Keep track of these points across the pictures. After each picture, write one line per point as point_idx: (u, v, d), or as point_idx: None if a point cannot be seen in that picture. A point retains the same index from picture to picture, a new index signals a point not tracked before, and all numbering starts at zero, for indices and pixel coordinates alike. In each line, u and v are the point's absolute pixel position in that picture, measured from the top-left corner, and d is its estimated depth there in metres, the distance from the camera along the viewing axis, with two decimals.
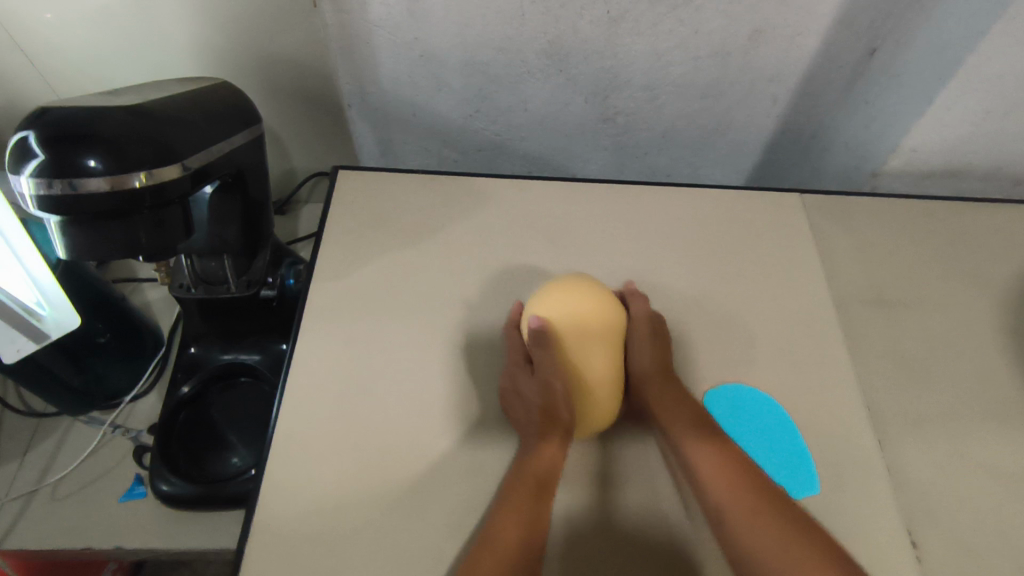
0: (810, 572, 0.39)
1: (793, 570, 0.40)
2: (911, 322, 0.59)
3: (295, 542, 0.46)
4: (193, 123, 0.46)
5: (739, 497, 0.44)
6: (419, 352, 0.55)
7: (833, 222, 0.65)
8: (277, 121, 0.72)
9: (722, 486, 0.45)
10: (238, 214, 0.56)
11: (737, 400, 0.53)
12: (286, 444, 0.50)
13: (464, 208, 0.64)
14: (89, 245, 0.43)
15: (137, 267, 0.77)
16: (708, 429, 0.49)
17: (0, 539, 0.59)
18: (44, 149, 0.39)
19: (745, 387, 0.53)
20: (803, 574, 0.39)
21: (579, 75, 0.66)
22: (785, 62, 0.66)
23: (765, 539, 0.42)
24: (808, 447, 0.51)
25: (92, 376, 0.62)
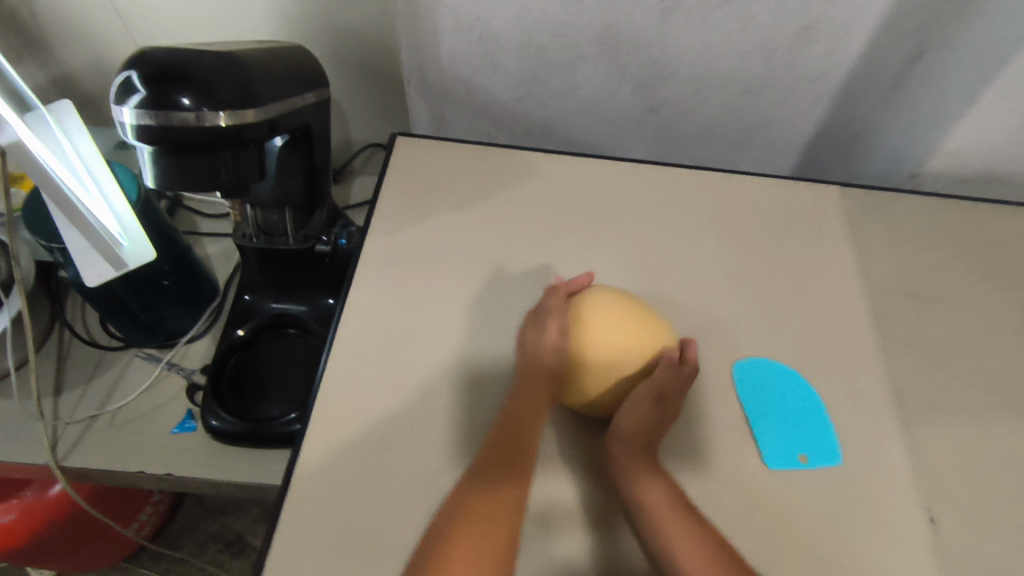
0: None
1: None
2: (943, 317, 0.60)
3: (337, 469, 0.49)
4: (273, 75, 0.50)
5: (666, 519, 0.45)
6: (462, 307, 0.58)
7: (870, 217, 0.66)
8: (341, 89, 0.78)
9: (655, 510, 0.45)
10: (302, 169, 0.59)
11: (755, 370, 0.55)
12: (333, 381, 0.53)
13: (512, 180, 0.67)
14: (175, 176, 0.47)
15: (199, 222, 0.83)
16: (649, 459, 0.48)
17: (62, 456, 0.64)
18: (145, 84, 0.43)
19: (756, 361, 0.55)
20: None
21: (629, 63, 0.69)
22: (834, 61, 0.66)
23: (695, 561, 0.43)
24: (826, 408, 0.53)
25: (155, 313, 0.68)
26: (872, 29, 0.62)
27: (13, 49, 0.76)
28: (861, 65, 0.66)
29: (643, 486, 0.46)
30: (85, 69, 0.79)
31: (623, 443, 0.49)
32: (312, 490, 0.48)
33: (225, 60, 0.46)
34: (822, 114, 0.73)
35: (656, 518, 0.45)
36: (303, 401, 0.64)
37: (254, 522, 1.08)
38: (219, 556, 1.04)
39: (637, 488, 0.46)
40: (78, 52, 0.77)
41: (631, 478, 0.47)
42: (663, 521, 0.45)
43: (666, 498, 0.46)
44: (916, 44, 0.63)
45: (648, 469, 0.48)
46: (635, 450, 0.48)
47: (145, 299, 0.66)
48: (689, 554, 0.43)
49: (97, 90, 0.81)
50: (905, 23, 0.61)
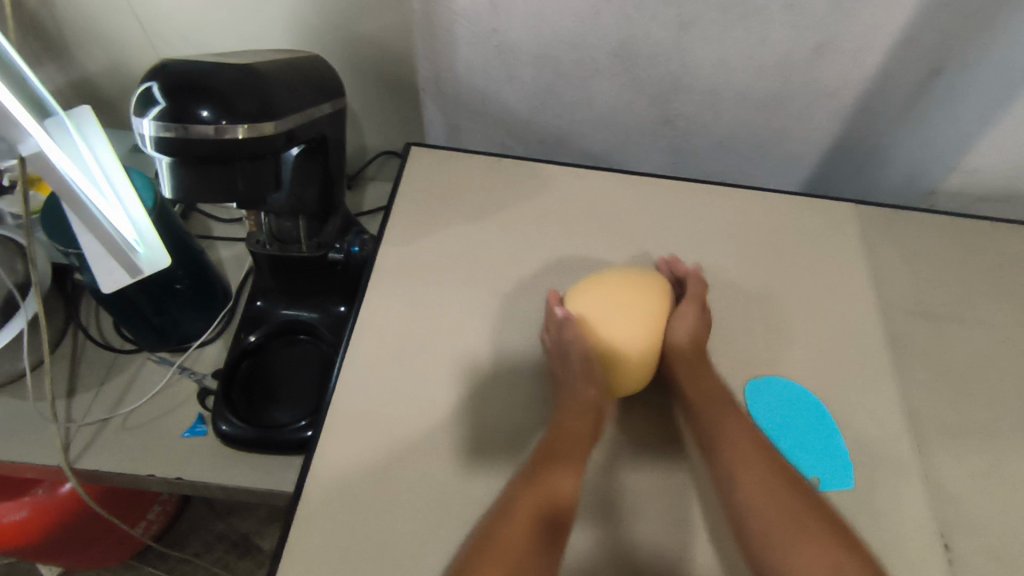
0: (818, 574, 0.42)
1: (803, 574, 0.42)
2: (959, 339, 0.59)
3: (350, 479, 0.49)
4: (291, 87, 0.50)
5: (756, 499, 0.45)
6: (474, 319, 0.58)
7: (885, 235, 0.65)
8: (356, 97, 0.78)
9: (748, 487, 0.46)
10: (318, 177, 0.59)
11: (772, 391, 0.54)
12: (345, 391, 0.53)
13: (526, 191, 0.67)
14: (192, 186, 0.48)
15: (213, 226, 0.83)
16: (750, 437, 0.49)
17: (75, 458, 0.64)
18: (165, 97, 0.43)
19: (761, 378, 0.55)
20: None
21: (645, 76, 0.69)
22: (851, 78, 0.66)
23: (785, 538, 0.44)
24: (841, 430, 0.53)
25: (168, 317, 0.68)
26: (891, 46, 0.62)
27: (34, 52, 0.77)
28: (880, 81, 0.66)
29: (714, 418, 0.50)
30: (104, 73, 0.79)
31: (697, 376, 0.53)
32: (323, 500, 0.48)
33: (246, 72, 0.46)
34: (838, 130, 0.72)
35: (727, 450, 0.49)
36: (313, 408, 0.64)
37: (260, 523, 1.08)
38: (225, 557, 1.05)
39: (707, 421, 0.50)
40: (97, 57, 0.77)
41: (705, 410, 0.51)
42: (733, 453, 0.48)
43: (742, 431, 0.49)
44: (935, 62, 0.62)
45: (723, 405, 0.51)
46: (707, 386, 0.52)
47: (159, 303, 0.66)
48: (776, 529, 0.44)
49: (115, 93, 0.82)
50: (924, 41, 0.61)
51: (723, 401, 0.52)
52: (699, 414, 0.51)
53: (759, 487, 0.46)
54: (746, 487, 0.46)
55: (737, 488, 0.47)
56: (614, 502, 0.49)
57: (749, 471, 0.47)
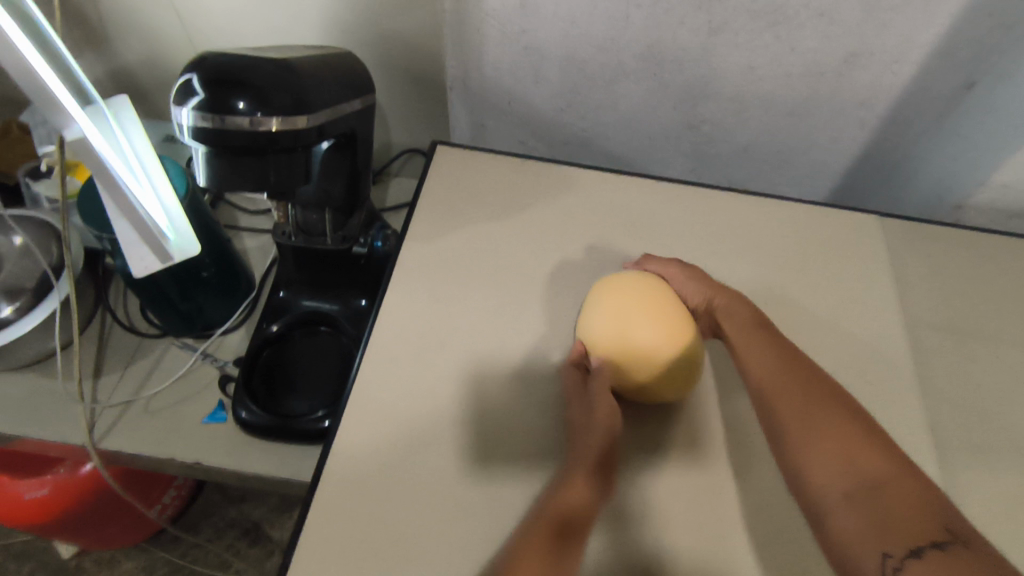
0: (866, 516, 0.39)
1: (853, 519, 0.39)
2: (983, 354, 0.58)
3: (368, 468, 0.50)
4: (325, 83, 0.51)
5: (797, 447, 0.44)
6: (494, 316, 0.59)
7: (910, 247, 0.65)
8: (385, 94, 0.79)
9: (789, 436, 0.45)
10: (346, 171, 0.60)
11: None
12: (365, 381, 0.54)
13: (549, 191, 0.67)
14: (225, 175, 0.49)
15: (239, 216, 0.85)
16: (786, 384, 0.48)
17: (98, 437, 0.66)
18: (205, 87, 0.44)
19: None
20: (863, 519, 0.39)
21: (672, 81, 0.69)
22: (880, 89, 0.65)
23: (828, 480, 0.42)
24: None
25: (193, 304, 0.70)
26: (922, 57, 0.62)
27: (75, 42, 0.79)
28: (910, 93, 0.65)
29: (752, 351, 0.51)
30: (139, 64, 0.81)
31: (741, 315, 0.54)
32: (338, 488, 0.49)
33: (283, 68, 0.48)
34: (866, 141, 0.72)
35: (761, 377, 0.49)
36: (331, 399, 0.65)
37: (270, 512, 1.10)
38: (236, 544, 1.06)
39: (748, 354, 0.51)
40: (135, 48, 0.79)
41: (746, 343, 0.52)
42: (769, 378, 0.49)
43: (781, 359, 0.49)
44: (967, 75, 0.62)
45: (762, 337, 0.51)
46: (747, 323, 0.53)
47: (185, 290, 0.68)
48: (819, 475, 0.42)
49: (150, 84, 0.84)
50: (956, 53, 0.61)
51: (763, 334, 0.52)
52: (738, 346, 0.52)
53: (795, 435, 0.45)
54: (782, 407, 0.46)
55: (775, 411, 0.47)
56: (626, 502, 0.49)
57: (786, 395, 0.47)
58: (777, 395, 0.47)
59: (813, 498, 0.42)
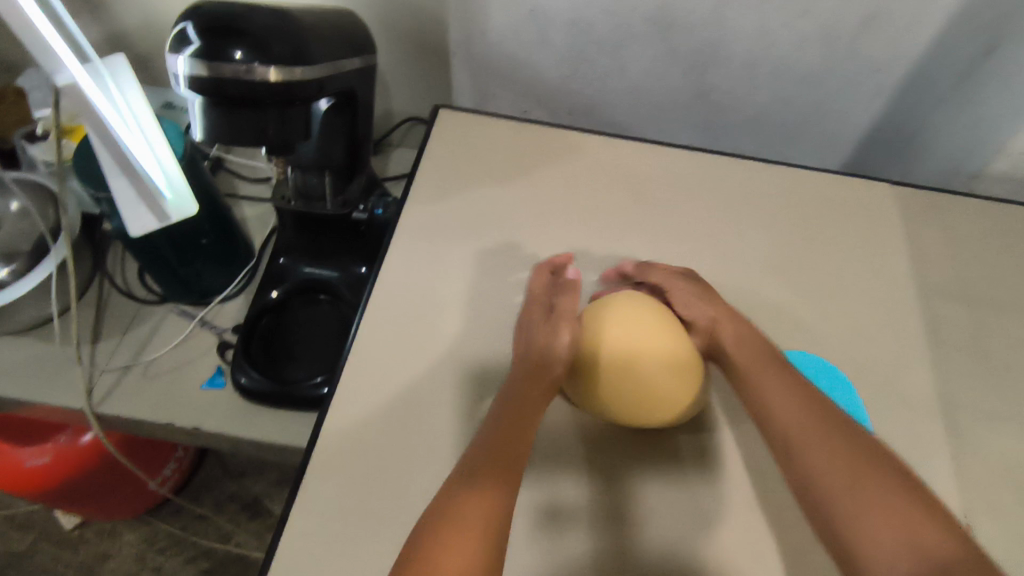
0: None
1: None
2: (996, 323, 0.57)
3: (368, 432, 0.50)
4: (325, 36, 0.50)
5: (837, 499, 0.40)
6: (495, 281, 0.58)
7: (923, 217, 0.63)
8: (386, 60, 0.78)
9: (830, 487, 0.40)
10: (344, 133, 0.59)
11: (825, 376, 0.53)
12: (365, 345, 0.53)
13: (554, 156, 0.66)
14: (223, 129, 0.48)
15: (238, 185, 0.83)
16: (821, 428, 0.43)
17: (97, 402, 0.65)
18: (201, 35, 0.43)
19: (816, 359, 0.54)
20: None
21: (681, 46, 0.67)
22: (896, 54, 0.64)
23: (881, 544, 0.37)
24: (869, 417, 0.51)
25: (191, 269, 0.69)
26: (941, 22, 0.60)
27: (72, 3, 0.77)
28: (925, 60, 0.64)
29: (772, 393, 0.46)
30: (137, 27, 0.80)
31: (749, 346, 0.50)
32: (337, 448, 0.48)
33: (280, 17, 0.46)
34: (879, 109, 0.70)
35: (789, 419, 0.45)
36: (331, 366, 0.65)
37: (271, 486, 1.09)
38: (237, 517, 1.06)
39: (768, 392, 0.47)
40: (132, 11, 0.78)
41: (764, 378, 0.48)
42: (796, 420, 0.44)
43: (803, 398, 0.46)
44: (987, 39, 0.60)
45: (773, 369, 0.48)
46: (761, 356, 0.49)
47: (183, 254, 0.67)
48: (872, 542, 0.37)
49: (148, 48, 0.83)
50: (976, 16, 0.59)
51: (780, 369, 0.48)
52: (754, 384, 0.48)
53: (832, 485, 0.40)
54: (817, 458, 0.42)
55: (811, 460, 0.42)
56: (618, 468, 0.50)
57: (819, 443, 0.42)
58: (810, 441, 0.43)
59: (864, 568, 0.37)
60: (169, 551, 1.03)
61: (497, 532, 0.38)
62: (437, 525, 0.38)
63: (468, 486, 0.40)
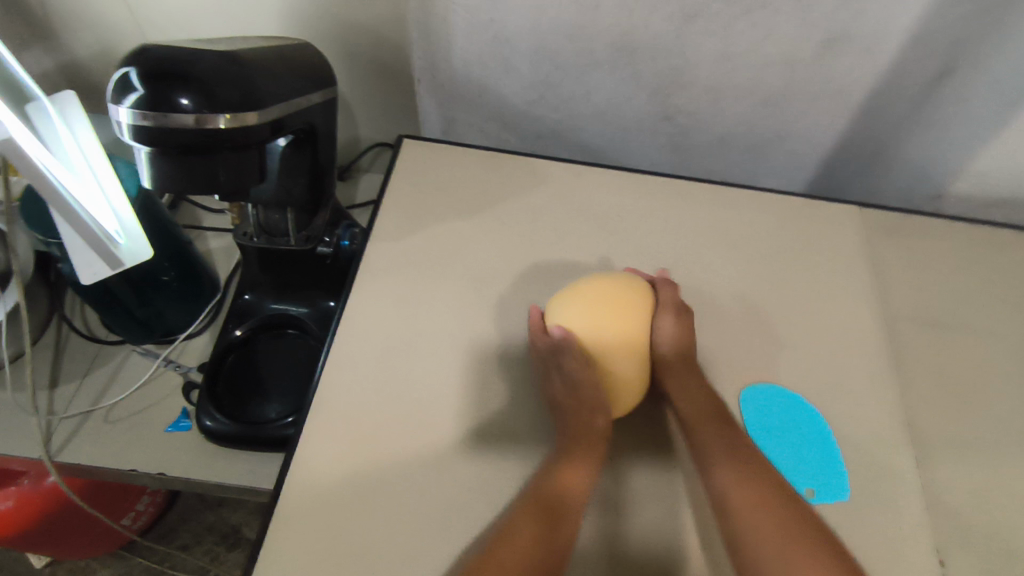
0: None
1: None
2: (961, 348, 0.57)
3: (332, 482, 0.48)
4: (278, 76, 0.48)
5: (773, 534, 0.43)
6: (461, 318, 0.57)
7: (890, 241, 0.63)
8: (350, 88, 0.76)
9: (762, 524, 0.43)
10: (306, 169, 0.57)
11: (797, 415, 0.52)
12: (328, 389, 0.52)
13: (520, 186, 0.65)
14: (173, 175, 0.46)
15: (202, 216, 0.82)
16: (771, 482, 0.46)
17: (56, 451, 0.63)
18: (144, 83, 0.42)
19: (789, 395, 0.53)
20: None
21: (646, 70, 0.67)
22: (859, 76, 0.64)
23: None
24: (843, 459, 0.50)
25: (153, 309, 0.67)
26: (901, 43, 0.60)
27: (23, 35, 0.75)
28: (887, 81, 0.64)
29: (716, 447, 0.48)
30: (94, 57, 0.78)
31: (706, 433, 0.49)
32: (301, 501, 0.47)
33: (229, 59, 0.45)
34: (843, 129, 0.70)
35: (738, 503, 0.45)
36: (300, 405, 0.63)
37: (249, 514, 1.07)
38: (215, 549, 1.04)
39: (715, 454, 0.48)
40: (87, 41, 0.76)
41: (716, 459, 0.47)
42: (749, 515, 0.44)
43: (755, 485, 0.45)
44: (946, 62, 0.61)
45: (717, 428, 0.49)
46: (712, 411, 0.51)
47: (143, 295, 0.65)
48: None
49: (104, 80, 0.80)
50: (935, 39, 0.59)
51: (714, 420, 0.50)
52: (709, 478, 0.47)
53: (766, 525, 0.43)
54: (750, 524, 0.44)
55: (754, 555, 0.42)
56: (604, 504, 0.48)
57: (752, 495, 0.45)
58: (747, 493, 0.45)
59: None
60: None
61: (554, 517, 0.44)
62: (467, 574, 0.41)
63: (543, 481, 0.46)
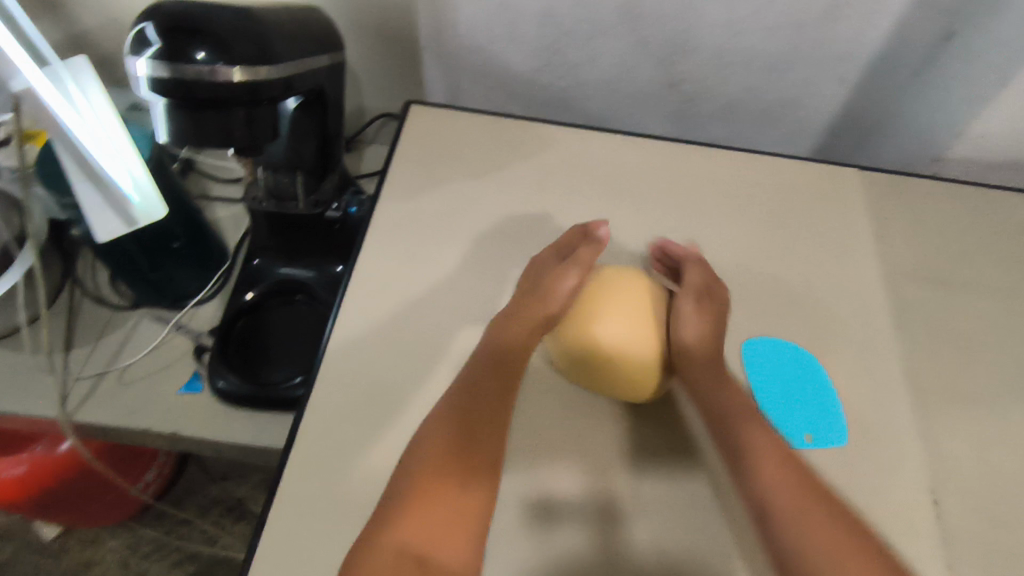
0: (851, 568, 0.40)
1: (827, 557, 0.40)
2: (960, 303, 0.59)
3: (346, 432, 0.50)
4: (290, 35, 0.49)
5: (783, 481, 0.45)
6: (468, 276, 0.58)
7: (890, 202, 0.65)
8: (357, 57, 0.77)
9: (772, 465, 0.46)
10: (315, 131, 0.58)
11: (799, 375, 0.53)
12: (340, 344, 0.54)
13: (527, 150, 0.66)
14: (187, 130, 0.47)
15: (210, 186, 0.83)
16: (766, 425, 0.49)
17: (71, 411, 0.64)
18: (161, 36, 0.42)
19: (788, 350, 0.55)
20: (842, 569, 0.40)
21: (651, 36, 0.67)
22: (862, 41, 0.65)
23: (810, 527, 0.42)
24: (842, 410, 0.52)
25: (164, 274, 0.68)
26: (903, 7, 0.61)
27: (31, 5, 0.75)
28: (889, 46, 0.65)
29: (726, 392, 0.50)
30: (102, 27, 0.78)
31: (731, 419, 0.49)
32: (315, 449, 0.49)
33: (243, 16, 0.46)
34: (846, 96, 0.71)
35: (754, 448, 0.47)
36: (310, 366, 0.65)
37: (254, 488, 1.09)
38: (221, 521, 1.06)
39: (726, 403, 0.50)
40: (95, 11, 0.76)
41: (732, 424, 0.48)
42: (770, 482, 0.45)
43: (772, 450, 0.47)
44: (948, 26, 0.61)
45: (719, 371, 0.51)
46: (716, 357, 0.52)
47: (154, 258, 0.66)
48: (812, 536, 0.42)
49: (113, 50, 0.81)
50: (939, 3, 0.60)
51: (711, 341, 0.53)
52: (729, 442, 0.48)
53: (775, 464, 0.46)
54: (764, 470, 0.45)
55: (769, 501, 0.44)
56: (596, 440, 0.51)
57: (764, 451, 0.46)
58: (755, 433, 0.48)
59: (787, 546, 0.42)
60: (153, 557, 1.02)
61: (452, 534, 0.41)
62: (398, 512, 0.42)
63: (441, 487, 0.43)
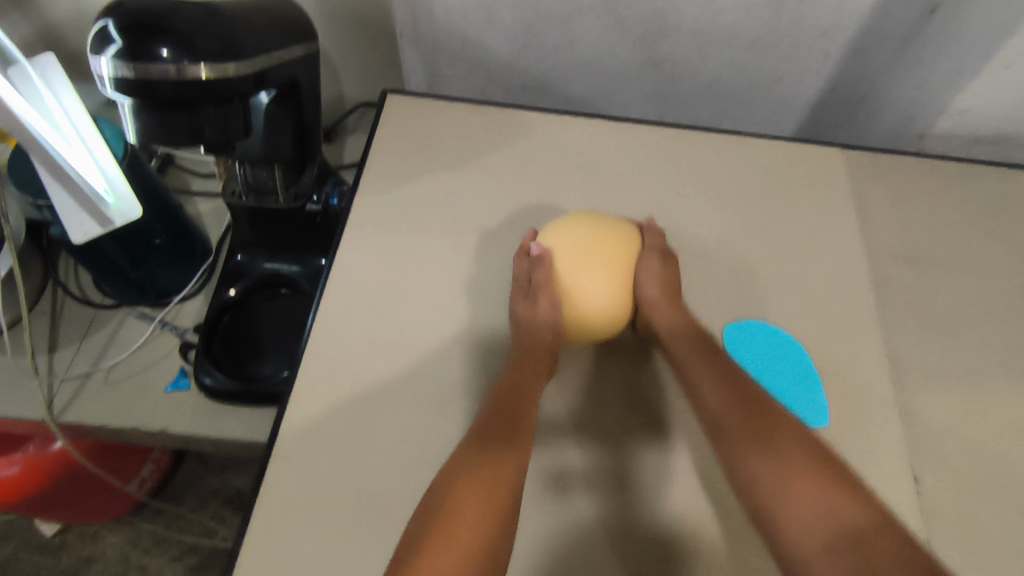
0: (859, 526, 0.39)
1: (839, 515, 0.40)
2: (940, 280, 0.59)
3: (330, 426, 0.50)
4: (260, 29, 0.48)
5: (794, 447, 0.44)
6: (450, 266, 0.58)
7: (872, 180, 0.64)
8: (332, 44, 0.75)
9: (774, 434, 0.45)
10: (291, 125, 0.57)
11: (778, 357, 0.54)
12: (321, 339, 0.53)
13: (507, 136, 0.66)
14: (157, 128, 0.46)
15: (189, 181, 0.82)
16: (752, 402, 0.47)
17: (59, 412, 0.65)
18: (122, 35, 0.41)
19: (769, 332, 0.55)
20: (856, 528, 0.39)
21: (629, 16, 0.66)
22: (843, 15, 0.63)
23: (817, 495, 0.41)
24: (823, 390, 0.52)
25: (146, 272, 0.68)
26: None
27: None
28: (870, 20, 0.64)
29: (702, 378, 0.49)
30: (70, 21, 0.76)
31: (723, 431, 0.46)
32: (300, 445, 0.49)
33: (208, 11, 0.44)
34: (828, 72, 0.70)
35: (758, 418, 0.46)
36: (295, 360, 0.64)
37: (252, 477, 1.10)
38: (220, 511, 1.07)
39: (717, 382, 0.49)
40: (61, 4, 0.74)
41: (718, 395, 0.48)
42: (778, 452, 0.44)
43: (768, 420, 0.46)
44: None
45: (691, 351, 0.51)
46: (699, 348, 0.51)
47: (135, 257, 0.65)
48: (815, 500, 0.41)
49: (83, 45, 0.79)
50: None
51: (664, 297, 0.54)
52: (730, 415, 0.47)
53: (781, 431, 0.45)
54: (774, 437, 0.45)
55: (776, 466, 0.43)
56: (581, 427, 0.51)
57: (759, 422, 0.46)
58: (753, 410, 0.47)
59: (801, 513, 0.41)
60: (155, 549, 1.04)
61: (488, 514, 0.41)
62: (433, 512, 0.41)
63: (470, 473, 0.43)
